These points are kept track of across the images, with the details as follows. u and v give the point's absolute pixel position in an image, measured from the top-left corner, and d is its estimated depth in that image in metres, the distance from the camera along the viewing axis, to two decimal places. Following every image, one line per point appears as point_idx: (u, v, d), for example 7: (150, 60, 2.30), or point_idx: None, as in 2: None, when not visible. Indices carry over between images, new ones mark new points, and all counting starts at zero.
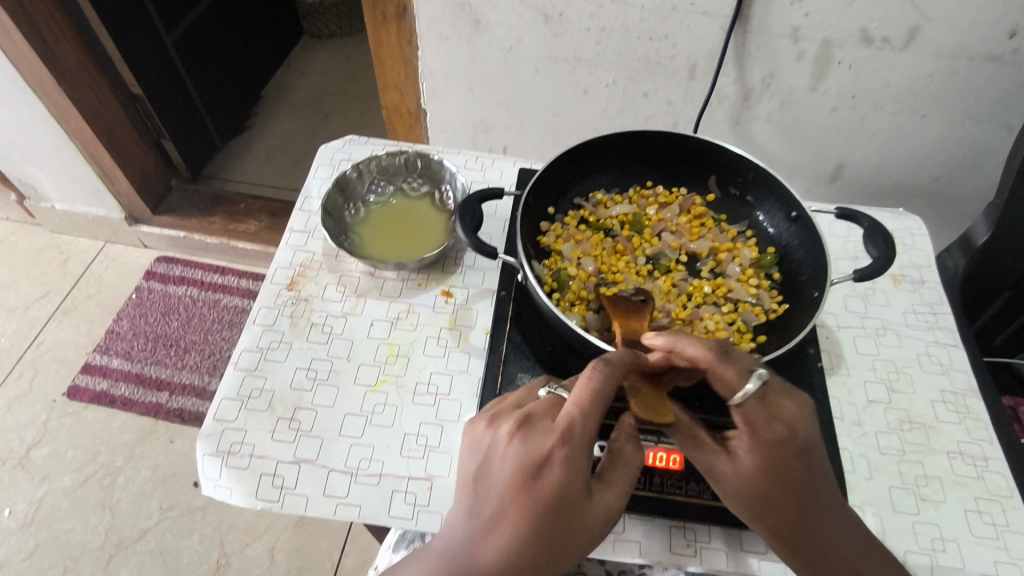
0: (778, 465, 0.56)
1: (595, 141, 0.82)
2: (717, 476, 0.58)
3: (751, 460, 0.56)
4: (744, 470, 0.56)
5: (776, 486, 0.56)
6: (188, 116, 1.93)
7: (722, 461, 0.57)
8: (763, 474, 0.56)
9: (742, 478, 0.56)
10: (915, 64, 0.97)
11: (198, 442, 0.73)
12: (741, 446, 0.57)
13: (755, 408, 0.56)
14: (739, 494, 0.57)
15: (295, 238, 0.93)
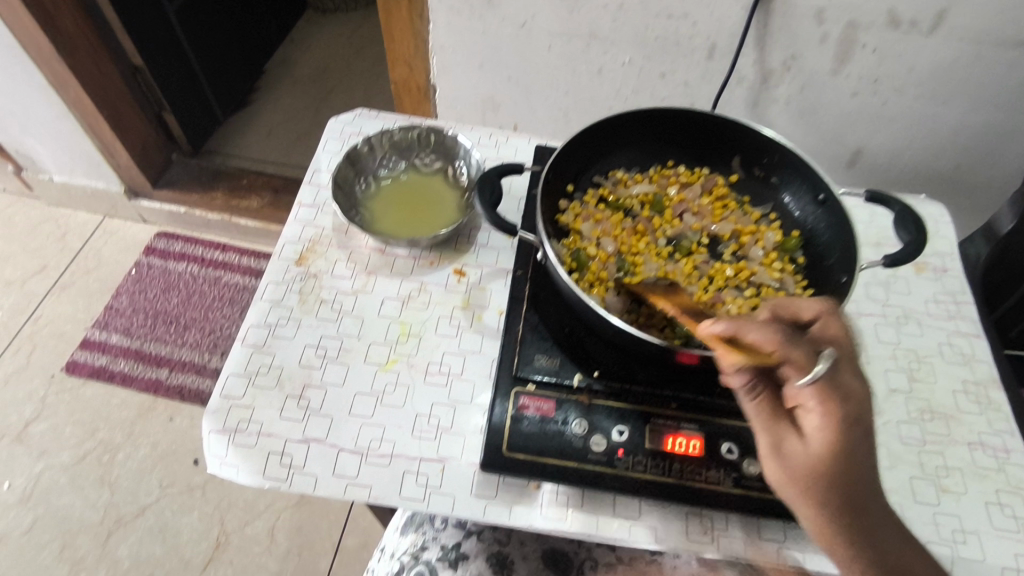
0: (849, 447, 0.54)
1: (617, 118, 0.80)
2: (784, 455, 0.55)
3: (827, 436, 0.54)
4: (814, 449, 0.54)
5: (844, 471, 0.53)
6: (189, 90, 1.88)
7: (793, 439, 0.56)
8: (834, 454, 0.54)
9: (812, 458, 0.54)
10: (941, 49, 0.94)
11: (204, 418, 0.72)
12: (813, 421, 0.55)
13: (823, 388, 0.54)
14: (803, 477, 0.54)
15: (304, 213, 0.91)
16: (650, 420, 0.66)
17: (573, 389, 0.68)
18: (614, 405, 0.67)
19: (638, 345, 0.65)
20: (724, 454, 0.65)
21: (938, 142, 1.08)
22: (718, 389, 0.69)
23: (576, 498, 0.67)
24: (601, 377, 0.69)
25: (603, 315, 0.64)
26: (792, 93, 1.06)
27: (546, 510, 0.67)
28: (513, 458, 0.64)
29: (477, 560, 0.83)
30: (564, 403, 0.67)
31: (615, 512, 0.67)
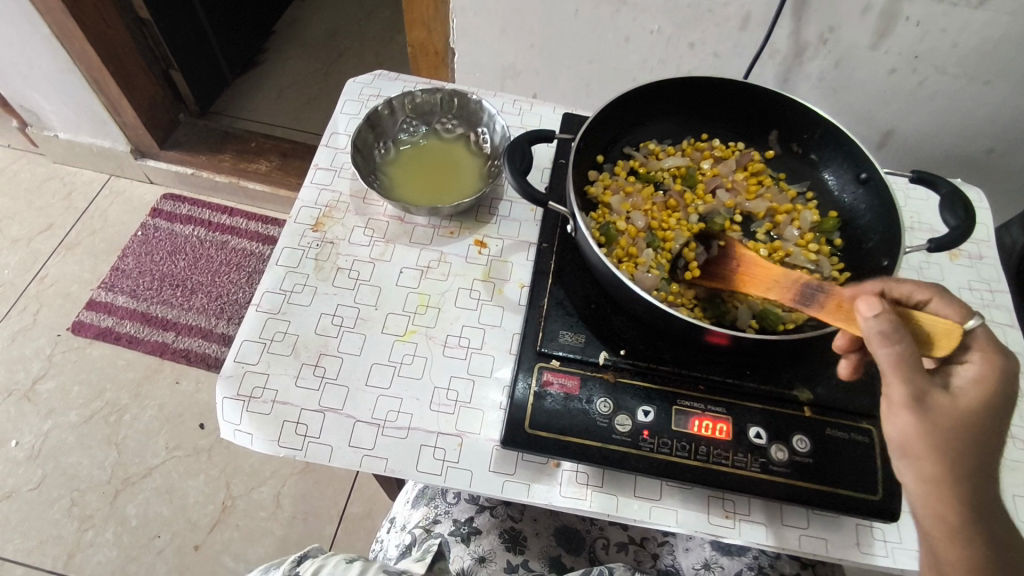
0: (994, 407, 0.51)
1: (652, 86, 0.77)
2: (929, 407, 0.50)
3: (978, 391, 0.51)
4: (963, 403, 0.51)
5: (986, 430, 0.51)
6: (197, 47, 1.83)
7: (938, 391, 0.51)
8: (979, 411, 0.51)
9: (959, 413, 0.50)
10: (989, 25, 0.88)
11: (218, 384, 0.70)
12: (965, 374, 0.52)
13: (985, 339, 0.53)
14: (943, 431, 0.50)
15: (320, 176, 0.88)
16: (676, 401, 0.65)
17: (598, 366, 0.67)
18: (640, 384, 0.66)
19: (668, 324, 0.63)
20: (752, 439, 0.63)
21: (975, 125, 1.03)
22: (748, 372, 0.67)
23: (596, 477, 0.66)
24: (627, 356, 0.67)
25: (635, 292, 0.62)
26: (826, 68, 1.02)
27: (565, 488, 0.65)
28: (535, 435, 0.63)
29: (490, 535, 0.83)
30: (589, 381, 0.66)
31: (636, 493, 0.65)
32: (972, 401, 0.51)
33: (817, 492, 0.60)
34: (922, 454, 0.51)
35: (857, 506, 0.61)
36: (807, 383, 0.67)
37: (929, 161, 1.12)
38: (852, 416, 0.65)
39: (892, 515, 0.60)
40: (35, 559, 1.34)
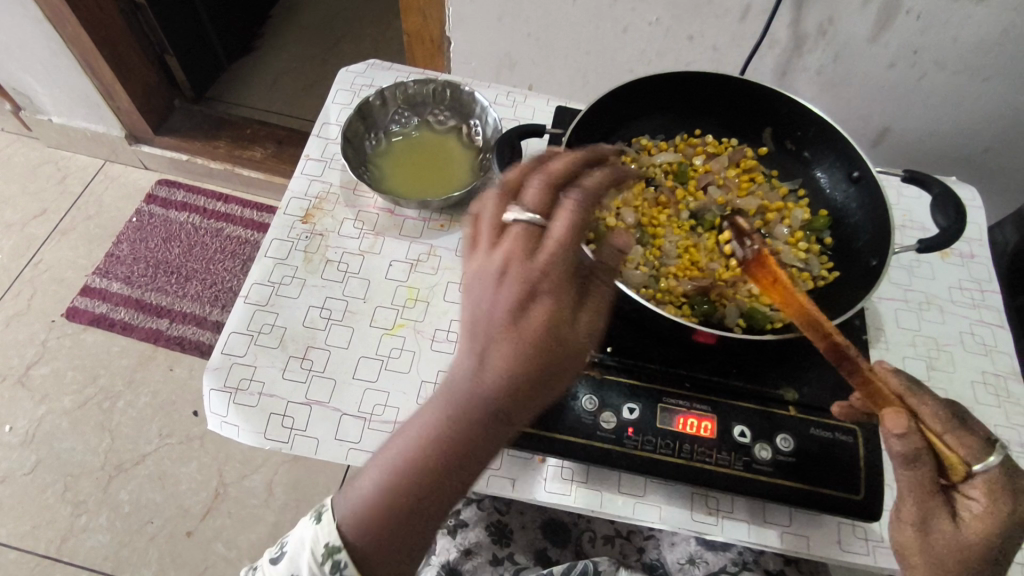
0: (1001, 543, 0.51)
1: (645, 81, 0.76)
2: (927, 531, 0.52)
3: (985, 530, 0.50)
4: (967, 536, 0.51)
5: (985, 562, 0.51)
6: (192, 31, 1.81)
7: (943, 518, 0.52)
8: (984, 545, 0.51)
9: (956, 543, 0.51)
10: (990, 19, 0.87)
11: (205, 375, 0.70)
12: (971, 510, 0.52)
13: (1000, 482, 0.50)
14: (939, 556, 0.52)
15: (311, 167, 0.87)
16: (662, 399, 0.65)
17: (584, 363, 0.67)
18: (626, 381, 0.65)
19: (656, 323, 0.63)
20: (736, 437, 0.63)
21: (972, 122, 1.03)
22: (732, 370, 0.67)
23: (581, 472, 0.66)
24: (614, 353, 0.67)
25: (623, 290, 0.61)
26: (824, 62, 1.00)
27: (549, 483, 0.66)
28: (520, 431, 0.63)
29: (476, 528, 0.83)
30: (574, 377, 0.66)
31: (620, 489, 0.65)
32: (976, 537, 0.51)
33: (798, 490, 0.61)
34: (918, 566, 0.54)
35: (838, 505, 0.61)
36: (792, 383, 0.67)
37: (925, 158, 1.12)
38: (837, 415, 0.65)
39: (872, 515, 0.61)
40: (29, 543, 1.35)
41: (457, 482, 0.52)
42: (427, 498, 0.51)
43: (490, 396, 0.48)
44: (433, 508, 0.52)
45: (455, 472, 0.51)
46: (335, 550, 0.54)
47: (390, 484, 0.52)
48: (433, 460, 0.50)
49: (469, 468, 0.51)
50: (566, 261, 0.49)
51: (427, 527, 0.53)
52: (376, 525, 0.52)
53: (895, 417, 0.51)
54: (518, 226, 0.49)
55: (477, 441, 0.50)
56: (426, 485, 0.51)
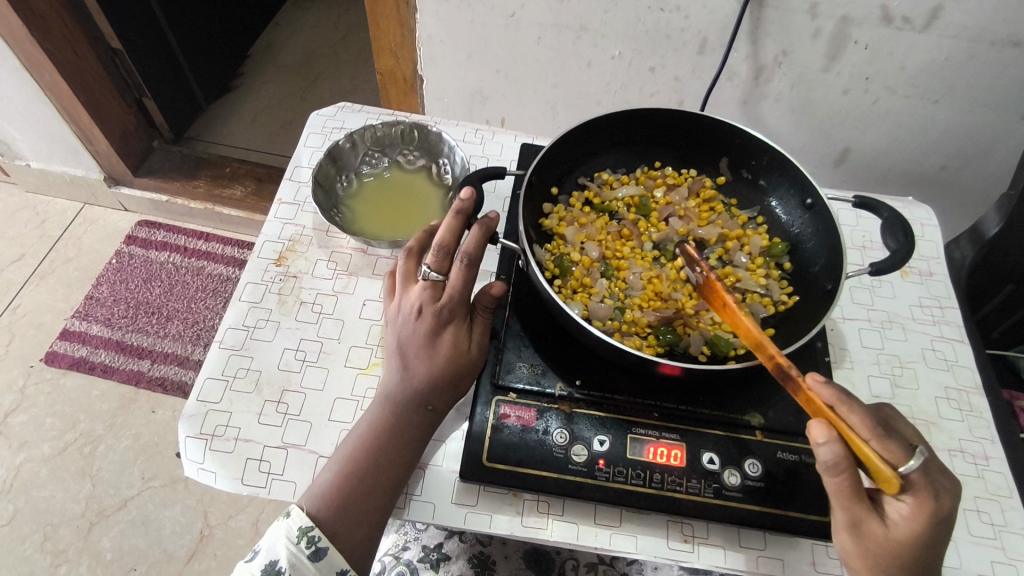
0: (930, 540, 0.54)
1: (604, 119, 0.80)
2: (861, 535, 0.55)
3: (912, 528, 0.54)
4: (896, 535, 0.54)
5: (917, 560, 0.54)
6: (170, 73, 1.83)
7: (874, 520, 0.54)
8: (914, 544, 0.54)
9: (890, 542, 0.54)
10: (934, 46, 0.91)
11: (180, 423, 0.70)
12: (898, 511, 0.55)
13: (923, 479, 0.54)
14: (875, 557, 0.54)
15: (284, 211, 0.89)
16: (632, 429, 0.66)
17: (554, 397, 0.68)
18: (596, 414, 0.67)
19: (622, 357, 0.64)
20: (705, 465, 0.64)
21: (927, 142, 1.06)
22: (700, 398, 0.69)
23: (557, 506, 0.66)
24: (582, 386, 0.69)
25: (586, 328, 0.63)
26: (782, 89, 1.04)
27: (525, 518, 0.65)
28: (492, 467, 0.64)
29: (459, 560, 0.84)
30: (546, 412, 0.67)
31: (597, 521, 0.66)
32: (904, 534, 0.54)
33: (769, 515, 0.62)
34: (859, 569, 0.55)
35: (809, 528, 0.62)
36: (759, 407, 0.68)
37: (886, 177, 1.15)
38: (804, 438, 0.67)
39: None
40: None
41: (400, 456, 0.65)
42: (377, 472, 0.63)
43: (415, 386, 0.65)
44: (384, 481, 0.64)
45: (398, 447, 0.65)
46: (309, 528, 0.62)
47: (348, 462, 0.64)
48: (380, 438, 0.65)
49: (407, 443, 0.65)
50: (464, 300, 0.66)
51: (369, 507, 0.63)
52: (342, 497, 0.63)
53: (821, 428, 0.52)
54: (426, 281, 0.67)
55: (409, 421, 0.66)
56: (368, 466, 0.63)
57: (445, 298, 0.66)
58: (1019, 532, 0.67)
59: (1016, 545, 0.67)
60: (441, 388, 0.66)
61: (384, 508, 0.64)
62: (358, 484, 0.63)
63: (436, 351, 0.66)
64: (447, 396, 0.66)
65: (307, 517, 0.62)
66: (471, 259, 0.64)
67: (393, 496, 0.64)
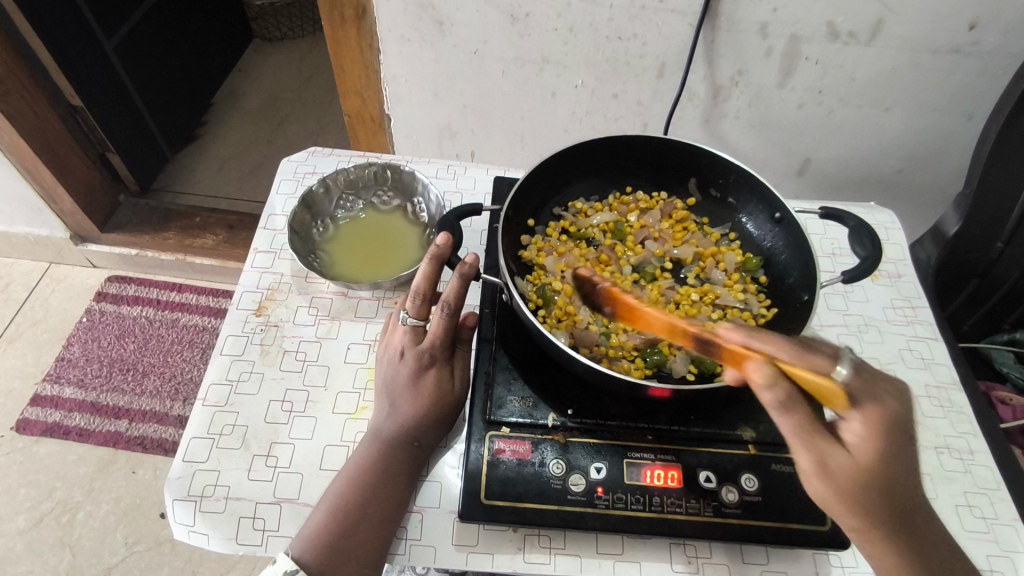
0: (892, 448, 0.54)
1: (574, 150, 0.83)
2: (830, 471, 0.54)
3: (872, 444, 0.54)
4: (862, 460, 0.54)
5: (887, 478, 0.54)
6: (134, 128, 1.82)
7: (837, 451, 0.54)
8: (880, 459, 0.54)
9: (859, 467, 0.53)
10: (879, 58, 0.95)
11: (166, 486, 0.68)
12: (853, 430, 0.54)
13: (862, 387, 0.54)
14: (850, 491, 0.54)
15: (261, 259, 0.88)
16: (627, 454, 0.66)
17: (548, 428, 0.68)
18: (590, 441, 0.67)
19: (610, 383, 0.65)
20: (703, 483, 0.65)
21: (882, 148, 1.10)
22: (691, 416, 0.69)
23: (559, 538, 0.66)
24: (575, 415, 0.69)
25: (574, 356, 0.64)
26: (741, 107, 1.07)
27: (527, 554, 0.65)
28: (492, 505, 0.63)
29: None
30: (540, 444, 0.67)
31: (600, 550, 0.65)
32: (869, 458, 0.54)
33: (769, 529, 0.63)
34: (841, 510, 0.55)
35: (809, 538, 0.63)
36: (750, 422, 0.69)
37: (847, 183, 1.19)
38: None
39: (843, 543, 0.63)
40: None
41: (388, 491, 0.64)
42: (367, 504, 0.63)
43: (401, 421, 0.67)
44: (373, 515, 0.63)
45: (384, 482, 0.64)
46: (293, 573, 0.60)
47: (338, 499, 0.64)
48: (368, 473, 0.64)
49: (396, 476, 0.65)
50: (444, 341, 0.69)
51: (359, 543, 0.62)
52: (332, 535, 0.62)
53: (761, 374, 0.52)
54: (405, 325, 0.70)
55: (395, 457, 0.66)
56: (357, 499, 0.63)
57: (426, 343, 0.69)
58: (1010, 524, 0.69)
59: (1009, 536, 0.68)
60: (425, 421, 0.67)
61: (374, 544, 0.62)
62: (347, 519, 0.62)
63: (418, 389, 0.68)
64: (433, 429, 0.68)
65: (292, 562, 0.60)
66: (452, 308, 0.67)
67: (383, 532, 0.63)
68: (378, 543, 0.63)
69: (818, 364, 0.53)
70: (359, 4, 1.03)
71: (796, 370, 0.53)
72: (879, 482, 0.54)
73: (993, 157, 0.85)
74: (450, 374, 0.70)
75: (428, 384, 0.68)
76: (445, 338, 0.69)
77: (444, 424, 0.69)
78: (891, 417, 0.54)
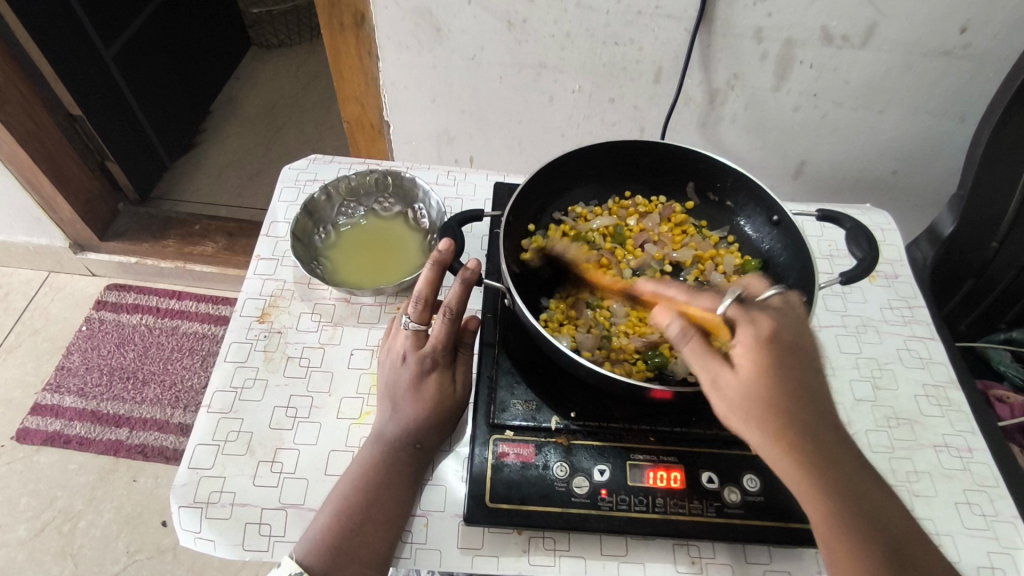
0: (779, 359, 0.54)
1: (573, 155, 0.84)
2: (723, 387, 0.54)
3: (757, 356, 0.54)
4: (750, 373, 0.54)
5: (782, 390, 0.53)
6: (133, 136, 1.82)
7: (727, 368, 0.54)
8: (768, 371, 0.53)
9: (747, 379, 0.53)
10: (872, 61, 0.97)
11: (172, 493, 0.68)
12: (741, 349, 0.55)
13: (742, 306, 0.56)
14: (747, 407, 0.53)
15: (263, 266, 0.89)
16: (630, 456, 0.67)
17: (551, 431, 0.68)
18: (593, 444, 0.68)
19: (612, 385, 0.65)
20: (705, 484, 0.66)
21: (877, 150, 1.12)
22: (693, 418, 0.70)
23: (563, 540, 0.66)
24: (577, 417, 0.70)
25: (575, 359, 0.65)
26: (737, 110, 1.08)
27: (532, 556, 0.65)
28: (497, 508, 0.64)
29: None
30: (544, 446, 0.68)
31: (604, 551, 0.65)
32: (755, 374, 0.53)
33: (771, 529, 0.63)
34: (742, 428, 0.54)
35: (812, 538, 0.63)
36: None
37: (843, 185, 1.20)
38: None
39: None
40: None
41: (392, 493, 0.65)
42: (371, 505, 0.64)
43: (404, 423, 0.67)
44: (378, 517, 0.64)
45: (389, 485, 0.65)
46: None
47: (341, 501, 0.64)
48: (371, 475, 0.65)
49: (399, 478, 0.66)
50: (447, 345, 0.70)
51: (364, 543, 0.62)
52: (336, 536, 0.62)
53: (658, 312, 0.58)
54: (407, 330, 0.71)
55: (399, 459, 0.66)
56: (360, 500, 0.64)
57: (428, 347, 0.69)
58: (1009, 521, 0.70)
59: (1008, 533, 0.69)
60: (427, 422, 0.68)
61: (378, 545, 0.63)
62: (351, 521, 0.63)
63: (421, 392, 0.68)
64: (435, 430, 0.68)
65: (297, 564, 0.61)
66: (454, 312, 0.67)
67: (388, 534, 0.64)
68: (382, 544, 0.63)
69: (707, 300, 0.59)
70: (358, 12, 1.04)
71: (690, 309, 0.59)
72: (773, 398, 0.53)
73: (986, 158, 0.86)
74: (453, 377, 0.71)
75: (431, 387, 0.69)
76: (448, 342, 0.70)
77: (447, 426, 0.70)
78: (769, 334, 0.54)
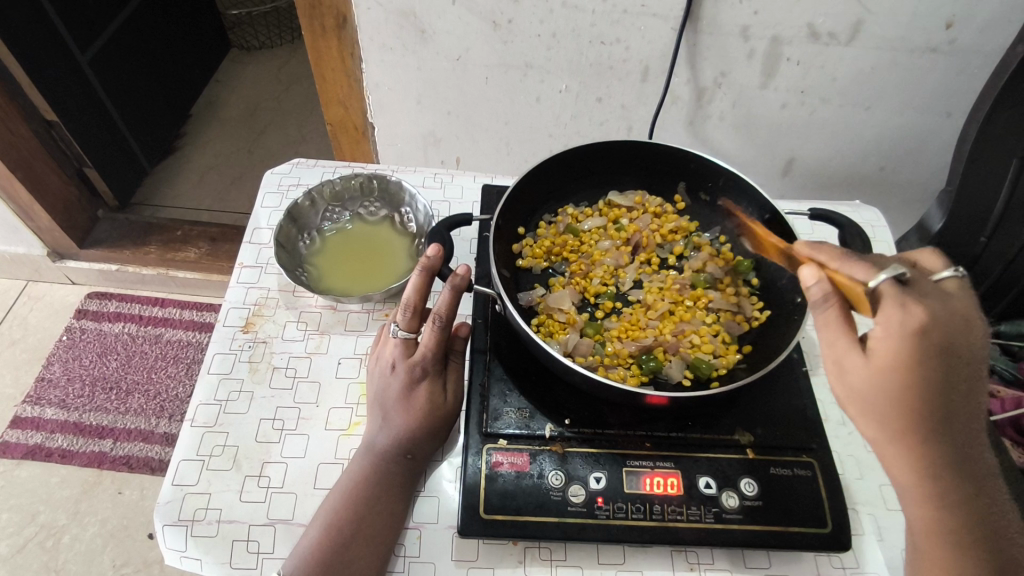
0: (913, 359, 0.50)
1: (563, 157, 0.83)
2: (841, 368, 0.53)
3: (889, 348, 0.50)
4: (879, 363, 0.51)
5: (910, 394, 0.51)
6: (112, 142, 1.78)
7: (853, 353, 0.52)
8: (898, 368, 0.50)
9: (872, 372, 0.51)
10: (858, 58, 0.96)
11: (156, 512, 0.66)
12: (876, 337, 0.51)
13: (892, 291, 0.50)
14: (865, 394, 0.52)
15: (246, 275, 0.86)
16: (626, 462, 0.66)
17: (545, 440, 0.67)
18: (588, 451, 0.67)
19: (607, 392, 0.64)
20: (702, 490, 0.65)
21: (864, 146, 1.11)
22: (689, 422, 0.69)
23: (559, 550, 0.65)
24: (572, 424, 0.68)
25: (569, 366, 0.63)
26: (725, 108, 1.08)
27: (529, 567, 0.64)
28: (492, 519, 0.62)
29: None
30: (538, 455, 0.66)
31: (601, 560, 0.64)
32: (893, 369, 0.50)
33: (770, 534, 0.62)
34: (858, 416, 0.55)
35: (810, 542, 0.63)
36: (746, 426, 0.69)
37: (831, 181, 1.20)
38: (793, 451, 0.68)
39: (843, 544, 0.63)
40: None
41: (384, 504, 0.63)
42: (364, 517, 0.62)
43: (394, 432, 0.66)
44: (371, 529, 0.62)
45: (382, 496, 0.64)
46: None
47: (332, 515, 0.62)
48: (362, 486, 0.64)
49: (391, 489, 0.64)
50: (437, 353, 0.68)
51: (358, 557, 0.60)
52: (328, 551, 0.60)
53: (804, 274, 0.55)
54: (396, 338, 0.69)
55: (389, 470, 0.65)
56: (353, 511, 0.62)
57: (418, 355, 0.67)
58: None
59: None
60: (419, 430, 0.66)
61: (371, 558, 0.61)
62: (342, 534, 0.61)
63: (411, 403, 0.67)
64: (427, 439, 0.67)
65: None
66: (444, 320, 0.66)
67: (381, 546, 0.62)
68: (376, 557, 0.61)
69: (859, 268, 0.54)
70: (339, 13, 1.02)
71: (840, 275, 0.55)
72: (901, 396, 0.51)
73: (974, 153, 0.86)
74: (443, 387, 0.69)
75: (421, 396, 0.67)
76: (438, 350, 0.68)
77: (440, 435, 0.68)
78: (915, 325, 0.49)
